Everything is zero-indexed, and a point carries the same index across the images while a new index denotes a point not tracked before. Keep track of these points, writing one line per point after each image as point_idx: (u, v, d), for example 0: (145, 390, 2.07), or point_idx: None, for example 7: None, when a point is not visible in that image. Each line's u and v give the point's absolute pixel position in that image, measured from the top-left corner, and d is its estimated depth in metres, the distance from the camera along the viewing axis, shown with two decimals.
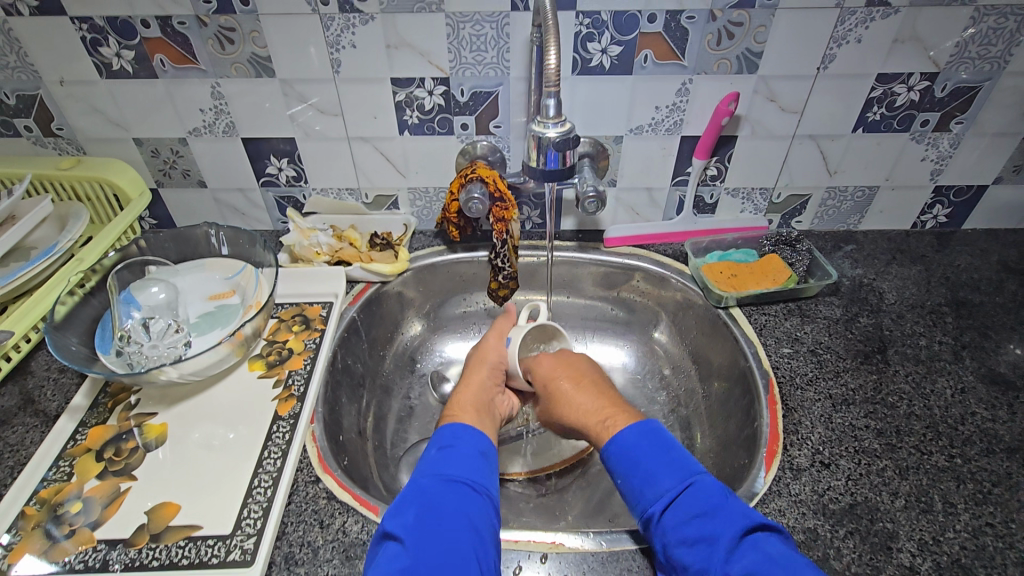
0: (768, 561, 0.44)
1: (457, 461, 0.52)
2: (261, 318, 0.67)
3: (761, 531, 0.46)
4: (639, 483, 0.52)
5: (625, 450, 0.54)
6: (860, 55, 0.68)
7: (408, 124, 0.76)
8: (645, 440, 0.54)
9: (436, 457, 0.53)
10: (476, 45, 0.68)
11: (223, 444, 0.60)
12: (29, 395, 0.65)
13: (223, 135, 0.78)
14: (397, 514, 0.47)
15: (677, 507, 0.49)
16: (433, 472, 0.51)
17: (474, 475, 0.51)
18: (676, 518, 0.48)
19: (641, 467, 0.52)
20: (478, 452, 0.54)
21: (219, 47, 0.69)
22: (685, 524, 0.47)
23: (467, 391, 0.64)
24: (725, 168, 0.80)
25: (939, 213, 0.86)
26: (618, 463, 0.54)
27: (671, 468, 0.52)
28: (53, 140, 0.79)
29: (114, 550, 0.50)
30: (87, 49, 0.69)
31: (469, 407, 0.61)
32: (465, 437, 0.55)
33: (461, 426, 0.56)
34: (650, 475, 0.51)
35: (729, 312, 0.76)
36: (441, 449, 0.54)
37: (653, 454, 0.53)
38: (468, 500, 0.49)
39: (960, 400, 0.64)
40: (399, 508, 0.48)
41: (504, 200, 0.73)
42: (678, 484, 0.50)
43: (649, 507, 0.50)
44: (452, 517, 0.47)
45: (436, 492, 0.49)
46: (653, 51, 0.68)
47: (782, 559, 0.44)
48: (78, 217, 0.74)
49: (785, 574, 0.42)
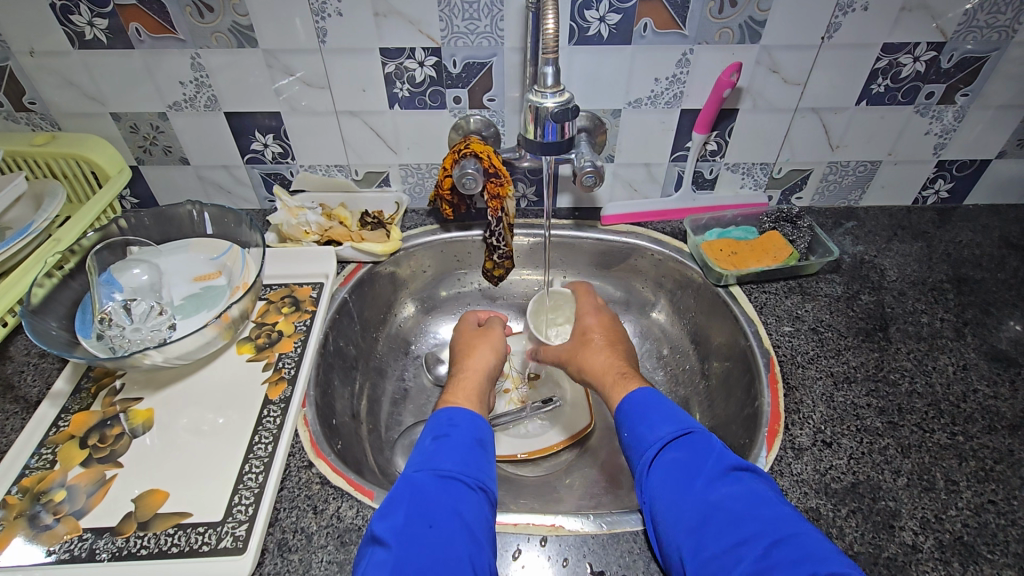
0: (750, 494, 0.45)
1: (450, 454, 0.51)
2: (249, 300, 0.64)
3: (748, 472, 0.48)
4: (641, 431, 0.53)
5: (635, 404, 0.56)
6: (865, 24, 0.66)
7: (399, 98, 0.73)
8: (653, 396, 0.56)
9: (430, 448, 0.52)
10: (468, 12, 0.65)
11: (212, 429, 0.58)
12: (9, 381, 0.63)
13: (205, 109, 0.74)
14: (387, 515, 0.45)
15: (672, 449, 0.51)
16: (426, 467, 0.50)
17: (468, 468, 0.50)
18: (668, 458, 0.50)
19: (645, 417, 0.54)
20: (474, 440, 0.53)
21: (198, 15, 0.66)
22: (676, 463, 0.49)
23: (471, 379, 0.64)
24: (725, 142, 0.78)
25: (941, 188, 0.84)
26: (626, 418, 0.55)
27: (671, 419, 0.53)
28: (26, 116, 0.75)
29: (100, 539, 0.49)
30: (57, 17, 0.65)
31: (473, 394, 0.62)
32: (460, 425, 0.54)
33: (459, 411, 0.56)
34: (652, 423, 0.53)
35: (729, 290, 0.74)
36: (436, 439, 0.53)
37: (658, 408, 0.55)
38: (461, 496, 0.48)
39: (961, 376, 0.63)
40: (387, 508, 0.46)
41: (499, 175, 0.71)
42: (677, 430, 0.52)
43: (647, 452, 0.52)
44: (445, 516, 0.46)
45: (427, 490, 0.48)
46: (652, 19, 0.65)
47: (762, 494, 0.45)
48: (55, 196, 0.71)
49: (763, 504, 0.44)
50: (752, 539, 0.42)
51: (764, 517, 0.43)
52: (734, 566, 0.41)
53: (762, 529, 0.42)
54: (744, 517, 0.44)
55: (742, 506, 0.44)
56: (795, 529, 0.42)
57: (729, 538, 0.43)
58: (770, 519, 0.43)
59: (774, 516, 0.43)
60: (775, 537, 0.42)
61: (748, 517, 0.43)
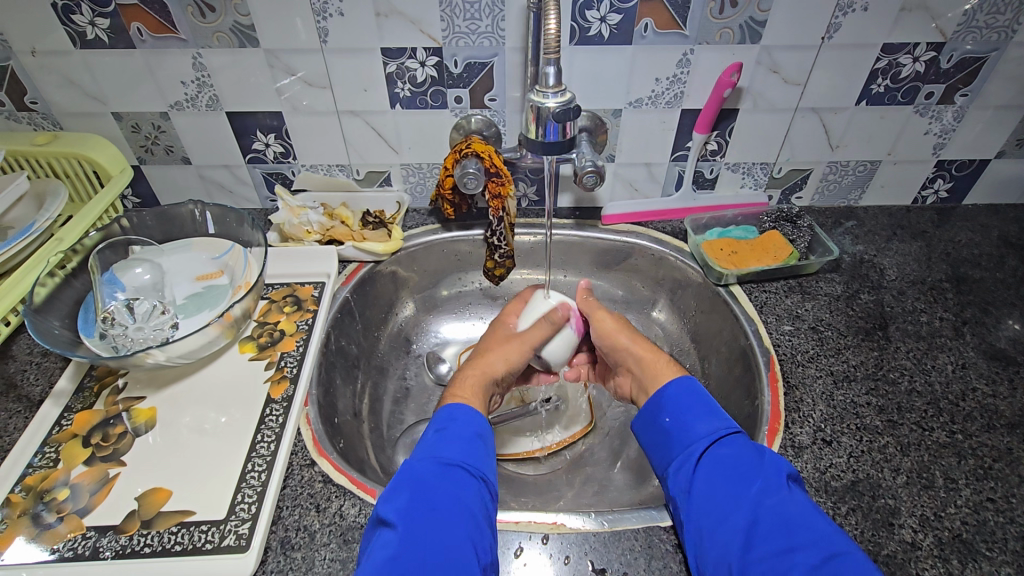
0: (804, 503, 0.46)
1: (451, 443, 0.51)
2: (251, 299, 0.64)
3: (797, 482, 0.49)
4: (688, 422, 0.54)
5: (679, 394, 0.57)
6: (865, 24, 0.66)
7: (400, 98, 0.73)
8: (699, 391, 0.57)
9: (433, 439, 0.52)
10: (470, 12, 0.65)
11: (215, 427, 0.58)
12: (12, 379, 0.63)
13: (206, 109, 0.75)
14: (391, 498, 0.46)
15: (722, 446, 0.51)
16: (428, 456, 0.50)
17: (470, 457, 0.51)
18: (719, 453, 0.50)
19: (692, 412, 0.55)
20: (474, 433, 0.53)
21: (199, 15, 0.66)
22: (727, 459, 0.50)
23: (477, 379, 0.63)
24: (725, 142, 0.78)
25: (940, 188, 0.85)
26: (669, 406, 0.56)
27: (720, 416, 0.54)
28: (27, 115, 0.75)
29: (104, 537, 0.49)
30: (59, 17, 0.65)
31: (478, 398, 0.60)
32: (460, 418, 0.54)
33: (459, 406, 0.56)
34: (701, 417, 0.54)
35: (729, 289, 0.75)
36: (437, 431, 0.53)
37: (705, 402, 0.56)
38: (463, 482, 0.48)
39: (960, 375, 0.64)
40: (392, 492, 0.47)
41: (500, 175, 0.71)
42: (727, 427, 0.53)
43: (694, 444, 0.52)
44: (447, 501, 0.46)
45: (429, 475, 0.48)
46: (653, 19, 0.65)
47: (814, 506, 0.46)
48: (57, 195, 0.72)
49: (820, 515, 0.44)
50: (807, 547, 0.42)
51: (820, 527, 0.43)
52: (785, 571, 0.41)
53: (818, 538, 0.42)
54: (798, 523, 0.44)
55: (798, 513, 0.45)
56: (850, 544, 0.42)
57: (782, 541, 0.43)
58: (827, 531, 0.43)
59: (831, 529, 0.43)
60: (833, 549, 0.41)
61: (804, 524, 0.44)
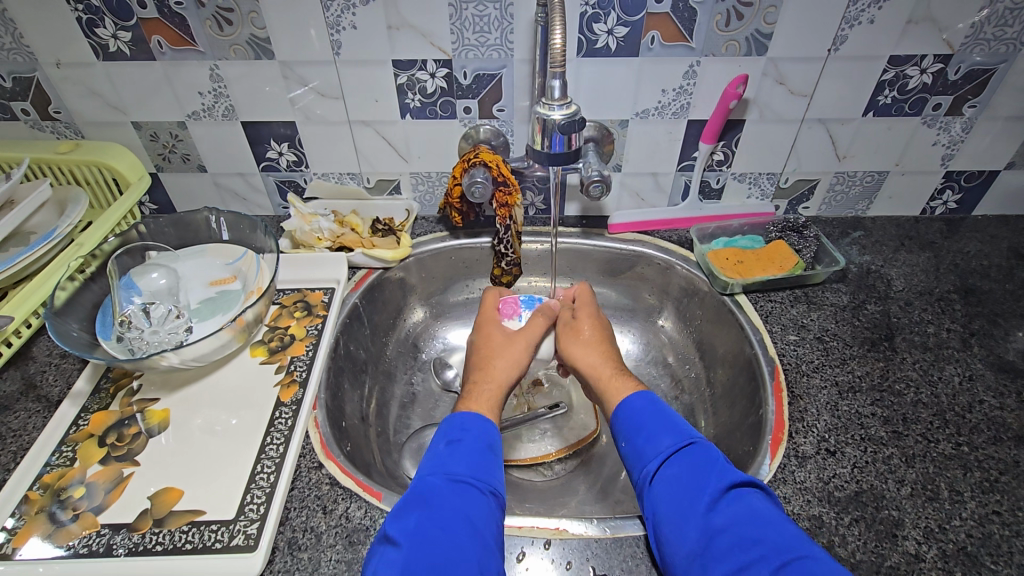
0: (752, 515, 0.45)
1: (463, 458, 0.52)
2: (263, 304, 0.66)
3: (750, 489, 0.48)
4: (640, 443, 0.54)
5: (632, 415, 0.57)
6: (872, 36, 0.67)
7: (410, 108, 0.74)
8: (652, 406, 0.57)
9: (442, 453, 0.53)
10: (479, 25, 0.67)
11: (225, 429, 0.60)
12: (31, 380, 0.65)
13: (222, 118, 0.77)
14: (400, 516, 0.47)
15: (673, 465, 0.51)
16: (439, 471, 0.51)
17: (479, 472, 0.51)
18: (669, 473, 0.50)
19: (643, 430, 0.55)
20: (485, 445, 0.54)
21: (217, 28, 0.68)
22: (678, 478, 0.50)
23: (486, 386, 0.62)
24: (732, 152, 0.79)
25: (949, 199, 0.84)
26: (624, 428, 0.56)
27: (672, 432, 0.54)
28: (51, 124, 0.78)
29: (117, 535, 0.51)
30: (83, 30, 0.68)
31: (489, 403, 0.60)
32: (472, 430, 0.55)
33: (472, 417, 0.57)
34: (651, 436, 0.54)
35: (735, 298, 0.75)
36: (448, 443, 0.54)
37: (656, 418, 0.55)
38: (474, 500, 0.49)
39: (968, 387, 0.63)
40: (400, 511, 0.47)
41: (507, 184, 0.73)
42: (677, 444, 0.52)
43: (647, 466, 0.52)
44: (455, 519, 0.47)
45: (440, 493, 0.49)
46: (660, 32, 0.66)
47: (765, 515, 0.45)
48: (78, 202, 0.74)
49: (768, 527, 0.44)
50: (757, 563, 0.42)
51: (769, 539, 0.43)
52: None
53: (766, 552, 0.42)
54: (747, 540, 0.43)
55: (746, 527, 0.44)
56: (799, 551, 0.42)
57: (737, 559, 0.43)
58: (776, 544, 0.43)
59: (781, 541, 0.43)
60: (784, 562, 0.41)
61: (752, 539, 0.43)
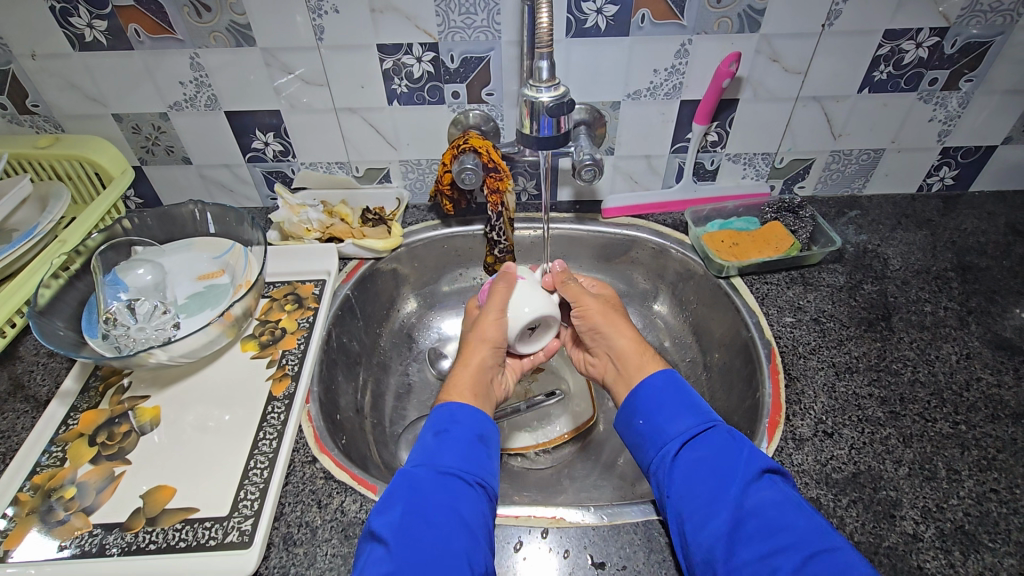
0: (784, 499, 0.45)
1: (449, 449, 0.51)
2: (251, 297, 0.65)
3: (778, 475, 0.48)
4: (660, 422, 0.54)
5: (650, 394, 0.56)
6: (867, 11, 0.65)
7: (397, 94, 0.73)
8: (671, 385, 0.56)
9: (433, 444, 0.52)
10: (465, 7, 0.65)
11: (218, 425, 0.59)
12: (19, 380, 0.64)
13: (205, 109, 0.75)
14: (384, 511, 0.46)
15: (697, 447, 0.51)
16: (428, 463, 0.50)
17: (468, 464, 0.50)
18: (694, 455, 0.50)
19: (664, 410, 0.54)
20: (475, 436, 0.53)
21: (195, 15, 0.66)
22: (703, 460, 0.49)
23: (465, 373, 0.61)
24: (726, 133, 0.78)
25: (946, 175, 0.83)
26: (642, 407, 0.56)
27: (693, 412, 0.53)
28: (30, 118, 0.76)
29: (110, 534, 0.50)
30: (57, 19, 0.66)
31: (469, 389, 0.59)
32: (461, 420, 0.54)
33: (458, 405, 0.55)
34: (672, 416, 0.53)
35: (731, 281, 0.74)
36: (436, 435, 0.53)
37: (678, 399, 0.55)
38: (461, 494, 0.48)
39: (965, 365, 0.63)
40: (384, 505, 0.47)
41: (498, 170, 0.72)
42: (700, 425, 0.52)
43: (667, 445, 0.52)
44: (443, 509, 0.46)
45: (424, 488, 0.48)
46: (650, 10, 0.65)
47: (794, 499, 0.46)
48: (59, 198, 0.72)
49: (798, 511, 0.44)
50: (787, 551, 0.42)
51: (801, 527, 0.43)
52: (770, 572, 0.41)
53: (798, 541, 0.42)
54: (776, 526, 0.44)
55: (776, 512, 0.44)
56: (832, 541, 0.42)
57: (763, 545, 0.43)
58: (808, 531, 0.43)
59: (811, 527, 0.43)
60: (815, 549, 0.42)
61: (783, 524, 0.44)
